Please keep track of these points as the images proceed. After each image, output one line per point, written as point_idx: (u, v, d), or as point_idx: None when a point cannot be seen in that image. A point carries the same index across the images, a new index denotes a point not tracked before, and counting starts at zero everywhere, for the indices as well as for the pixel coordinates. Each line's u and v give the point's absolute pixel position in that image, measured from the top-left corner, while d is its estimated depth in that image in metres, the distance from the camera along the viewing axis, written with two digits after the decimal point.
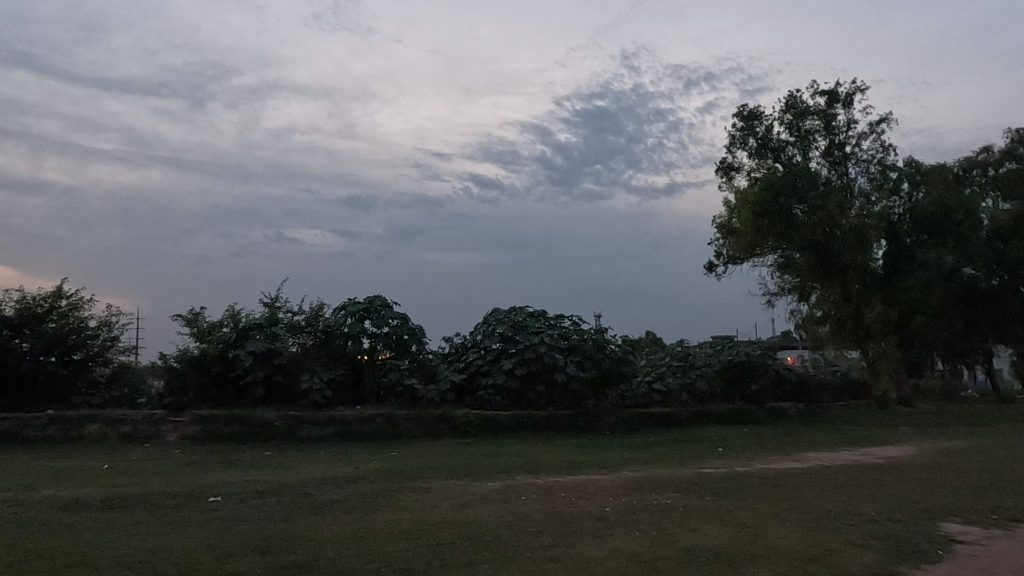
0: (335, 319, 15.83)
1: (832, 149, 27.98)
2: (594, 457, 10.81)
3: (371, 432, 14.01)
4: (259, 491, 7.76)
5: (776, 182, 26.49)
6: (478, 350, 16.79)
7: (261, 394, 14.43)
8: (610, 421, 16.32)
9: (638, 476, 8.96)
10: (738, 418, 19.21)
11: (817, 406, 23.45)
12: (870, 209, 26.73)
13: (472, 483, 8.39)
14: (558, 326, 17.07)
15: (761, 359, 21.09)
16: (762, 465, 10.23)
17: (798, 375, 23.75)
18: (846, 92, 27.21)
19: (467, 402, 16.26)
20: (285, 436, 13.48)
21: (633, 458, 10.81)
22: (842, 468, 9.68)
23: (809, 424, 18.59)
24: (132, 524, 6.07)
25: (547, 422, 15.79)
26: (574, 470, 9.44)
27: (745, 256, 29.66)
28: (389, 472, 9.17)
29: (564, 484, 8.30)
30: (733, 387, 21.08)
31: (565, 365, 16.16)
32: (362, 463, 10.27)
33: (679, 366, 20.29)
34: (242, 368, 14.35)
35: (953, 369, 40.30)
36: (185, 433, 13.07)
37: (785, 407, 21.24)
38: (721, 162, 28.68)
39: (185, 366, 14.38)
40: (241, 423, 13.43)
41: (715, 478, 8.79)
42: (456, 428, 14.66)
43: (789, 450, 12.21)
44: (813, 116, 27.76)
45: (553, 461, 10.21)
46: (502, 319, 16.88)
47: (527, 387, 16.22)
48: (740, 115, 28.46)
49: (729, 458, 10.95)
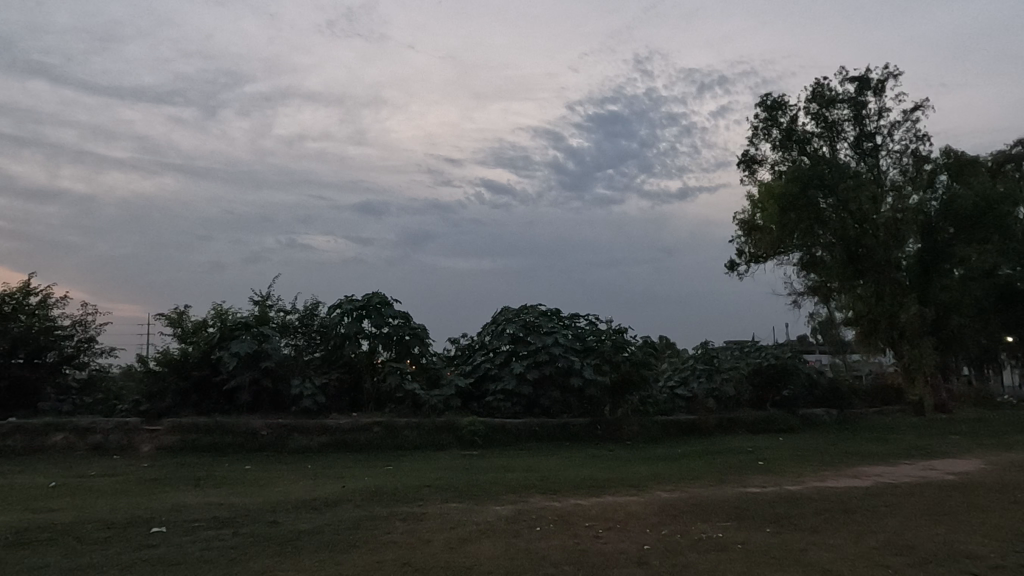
0: (331, 318, 14.55)
1: (861, 140, 26.38)
2: (617, 473, 9.39)
3: (368, 442, 12.64)
4: (216, 520, 6.38)
5: (803, 174, 24.94)
6: (486, 352, 15.50)
7: (247, 400, 13.14)
8: (631, 429, 14.83)
9: (676, 498, 7.55)
10: (770, 426, 17.63)
11: (851, 412, 21.81)
12: (904, 203, 25.11)
13: (477, 507, 6.98)
14: (573, 326, 15.70)
15: (793, 362, 19.51)
16: (816, 483, 8.76)
17: (830, 380, 22.17)
18: (877, 78, 25.63)
19: (474, 409, 14.86)
20: (273, 448, 12.14)
21: (662, 474, 9.38)
22: (916, 487, 8.16)
23: (848, 433, 16.99)
24: (32, 571, 4.71)
25: (563, 431, 14.35)
26: (597, 490, 8.01)
27: (768, 254, 28.13)
28: (380, 492, 7.80)
29: (587, 509, 6.87)
30: (762, 392, 19.51)
31: (582, 368, 14.74)
32: (350, 481, 8.88)
33: (703, 369, 18.80)
34: (227, 371, 13.07)
35: (983, 372, 38.40)
36: (160, 444, 11.79)
37: (819, 414, 19.65)
38: (743, 154, 27.19)
39: (164, 370, 13.11)
40: (222, 432, 12.13)
41: (768, 501, 7.35)
42: (461, 438, 13.23)
43: (842, 464, 10.68)
44: (842, 105, 26.19)
45: (571, 478, 8.79)
46: (513, 319, 15.52)
47: (540, 392, 14.84)
48: (763, 105, 26.99)
49: (773, 474, 9.47)
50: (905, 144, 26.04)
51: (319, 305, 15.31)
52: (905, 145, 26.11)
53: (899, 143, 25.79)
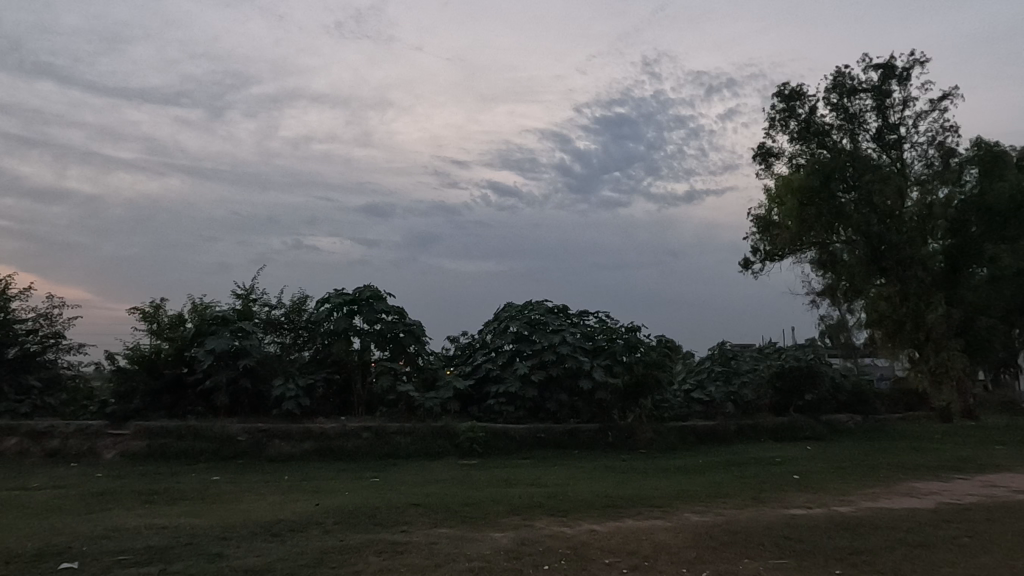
0: (319, 313, 13.41)
1: (885, 131, 25.05)
2: (635, 489, 8.19)
3: (356, 449, 11.44)
4: (147, 552, 5.17)
5: (824, 166, 23.63)
6: (487, 351, 14.34)
7: (224, 403, 11.98)
8: (646, 436, 13.57)
9: (712, 524, 6.29)
10: (794, 434, 16.34)
11: (877, 419, 20.43)
12: (931, 197, 23.77)
13: (472, 535, 5.76)
14: (581, 324, 14.49)
15: (817, 364, 18.21)
16: (870, 504, 7.51)
17: (854, 384, 20.82)
18: (902, 66, 24.32)
19: (474, 413, 13.62)
20: (251, 455, 10.97)
21: (688, 491, 8.16)
22: (997, 511, 6.84)
23: (880, 442, 15.64)
24: None
25: (571, 438, 13.12)
26: (614, 512, 6.75)
27: (785, 252, 26.86)
28: (358, 514, 6.59)
29: (606, 538, 5.64)
30: (785, 397, 18.18)
31: (592, 369, 13.52)
32: (326, 497, 7.69)
33: (721, 372, 17.57)
34: (202, 370, 11.93)
35: (1003, 378, 36.76)
36: (125, 450, 10.64)
37: (844, 420, 18.35)
38: (759, 147, 25.93)
39: (134, 368, 11.95)
40: (194, 437, 10.98)
41: (823, 529, 6.07)
42: (459, 445, 12.00)
43: (889, 479, 9.40)
44: (864, 95, 24.91)
45: (583, 496, 7.57)
46: (517, 316, 14.31)
47: (546, 395, 13.65)
48: (781, 95, 25.77)
49: (815, 492, 8.23)
50: (931, 135, 24.67)
51: (307, 299, 14.14)
52: (931, 137, 24.74)
53: (925, 135, 24.42)
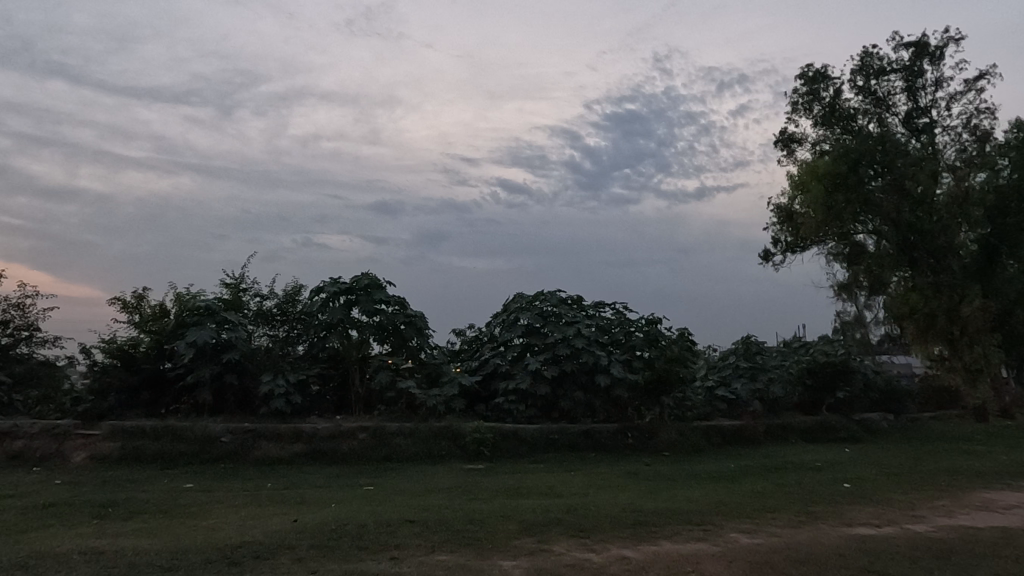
0: (313, 303, 12.34)
1: (915, 114, 23.66)
2: (666, 501, 7.07)
3: (351, 451, 10.39)
4: None
5: (851, 150, 22.32)
6: (496, 345, 13.23)
7: (207, 400, 10.96)
8: (669, 437, 12.41)
9: (771, 550, 5.15)
10: (826, 434, 15.12)
11: (911, 418, 19.12)
12: (965, 183, 22.34)
13: (475, 566, 4.66)
14: (598, 315, 13.32)
15: (850, 359, 16.99)
16: (949, 522, 6.32)
17: (886, 381, 19.52)
18: (935, 44, 22.98)
19: (482, 412, 12.52)
20: (235, 458, 9.94)
21: (729, 503, 7.01)
22: None
23: (923, 444, 14.34)
24: None
25: (587, 439, 12.01)
26: (646, 532, 5.65)
27: (808, 243, 25.56)
28: (340, 534, 5.51)
29: (642, 570, 4.51)
30: (814, 395, 16.96)
31: (610, 364, 12.41)
32: (306, 511, 6.60)
33: (747, 368, 16.37)
34: (184, 364, 10.92)
35: None
36: (95, 452, 9.64)
37: (878, 419, 17.14)
38: (780, 132, 24.70)
39: (110, 363, 10.93)
40: (173, 438, 9.98)
41: (908, 557, 4.93)
42: (464, 447, 10.91)
43: (955, 488, 8.23)
44: (893, 75, 23.54)
45: (607, 509, 6.45)
46: (527, 307, 13.18)
47: (559, 393, 12.54)
48: (804, 78, 24.51)
49: (876, 505, 7.06)
50: (966, 118, 23.24)
51: (302, 289, 13.08)
52: (965, 120, 23.34)
53: (959, 117, 23.02)
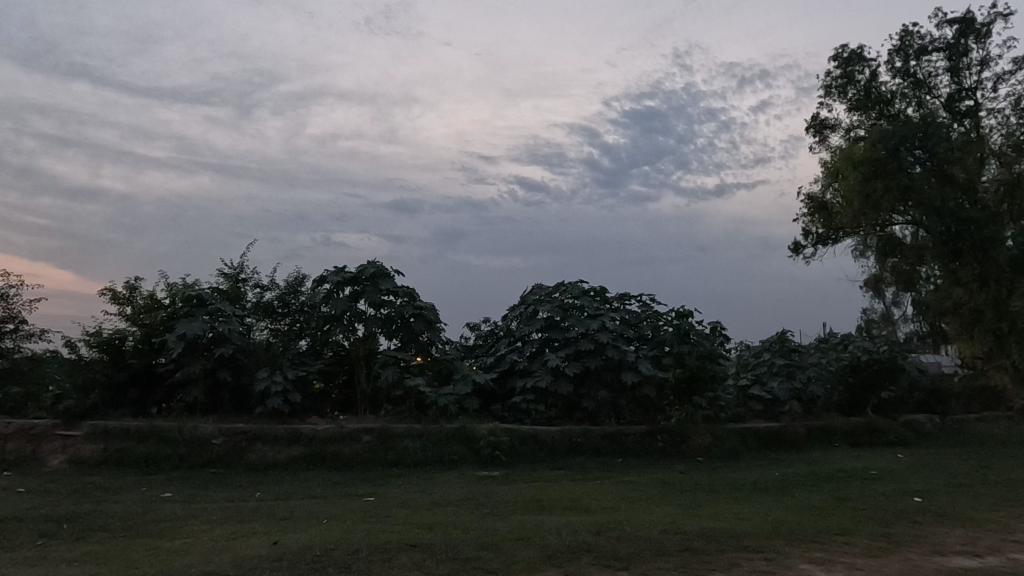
0: (316, 294, 11.41)
1: (959, 96, 22.23)
2: (714, 520, 6.00)
3: (354, 455, 9.46)
4: None
5: (893, 133, 20.48)
6: (512, 340, 12.20)
7: (200, 399, 10.12)
8: (702, 441, 11.34)
9: None
10: (872, 437, 13.92)
11: (960, 420, 17.78)
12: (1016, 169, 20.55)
13: None
14: (624, 308, 12.25)
15: (896, 357, 15.73)
16: None
17: (932, 380, 18.22)
18: (980, 21, 21.57)
19: (497, 413, 11.52)
20: (227, 462, 9.05)
21: (788, 523, 5.93)
22: None
23: (981, 449, 13.10)
24: None
25: (612, 442, 10.98)
26: (698, 564, 4.61)
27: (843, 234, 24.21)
28: (323, 564, 4.53)
29: None
30: (856, 394, 15.74)
31: (637, 361, 11.35)
32: (291, 531, 5.64)
33: (783, 366, 15.07)
34: (174, 359, 10.06)
35: None
36: (75, 455, 8.82)
37: (925, 422, 15.89)
38: (813, 118, 23.40)
39: (95, 358, 10.12)
40: (158, 440, 9.11)
41: None
42: (478, 451, 9.93)
43: None
44: (935, 55, 22.12)
45: (646, 531, 5.41)
46: (547, 299, 12.14)
47: (582, 392, 11.51)
48: (838, 59, 23.18)
49: (965, 527, 5.95)
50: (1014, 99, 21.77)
51: (304, 280, 12.15)
52: (1014, 101, 21.87)
53: (1007, 98, 21.56)
